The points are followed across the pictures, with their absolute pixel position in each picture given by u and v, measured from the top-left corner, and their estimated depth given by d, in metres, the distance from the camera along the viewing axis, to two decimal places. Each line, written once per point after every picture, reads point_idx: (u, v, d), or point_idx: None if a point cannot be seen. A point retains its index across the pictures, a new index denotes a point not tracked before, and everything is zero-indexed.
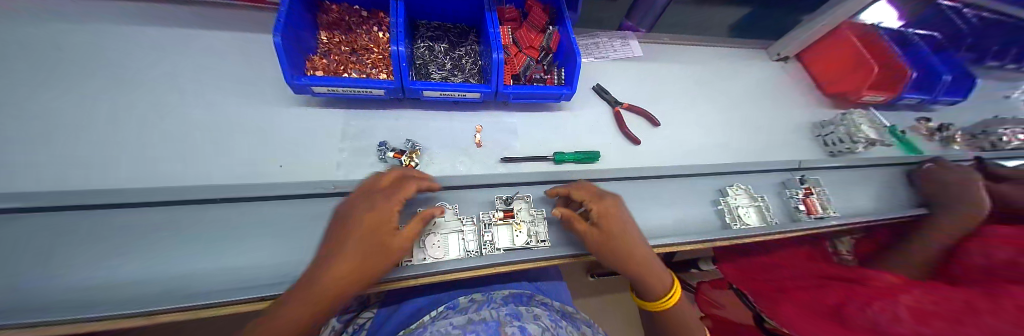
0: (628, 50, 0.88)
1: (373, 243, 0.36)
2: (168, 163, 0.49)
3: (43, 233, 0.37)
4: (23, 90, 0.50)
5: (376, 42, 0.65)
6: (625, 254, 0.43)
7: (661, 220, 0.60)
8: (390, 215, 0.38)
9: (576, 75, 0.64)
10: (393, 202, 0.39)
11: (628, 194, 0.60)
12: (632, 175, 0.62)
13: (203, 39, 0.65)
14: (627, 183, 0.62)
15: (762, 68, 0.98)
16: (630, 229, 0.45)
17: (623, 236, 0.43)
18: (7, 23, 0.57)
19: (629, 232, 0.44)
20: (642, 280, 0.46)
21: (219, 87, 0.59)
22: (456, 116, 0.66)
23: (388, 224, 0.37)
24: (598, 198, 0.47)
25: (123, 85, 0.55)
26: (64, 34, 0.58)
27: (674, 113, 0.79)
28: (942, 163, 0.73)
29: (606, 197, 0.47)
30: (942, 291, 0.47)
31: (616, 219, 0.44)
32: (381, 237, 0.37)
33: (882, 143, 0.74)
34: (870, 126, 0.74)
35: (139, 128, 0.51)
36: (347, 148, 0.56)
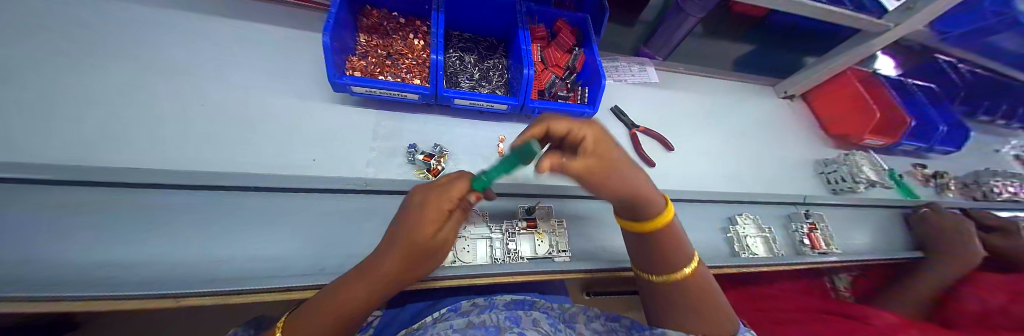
0: (645, 75, 0.91)
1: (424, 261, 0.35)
2: (200, 147, 0.50)
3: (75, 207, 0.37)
4: (66, 65, 0.51)
5: (411, 48, 0.68)
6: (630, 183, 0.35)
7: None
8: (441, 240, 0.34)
9: (599, 96, 0.66)
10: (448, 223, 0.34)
11: None
12: None
13: (241, 30, 0.67)
14: None
15: (769, 103, 1.02)
16: (634, 164, 0.37)
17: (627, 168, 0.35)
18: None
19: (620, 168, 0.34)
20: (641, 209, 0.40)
21: (256, 77, 0.61)
22: (481, 125, 0.68)
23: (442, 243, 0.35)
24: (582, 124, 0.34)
25: (163, 66, 0.57)
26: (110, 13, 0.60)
27: (687, 140, 0.82)
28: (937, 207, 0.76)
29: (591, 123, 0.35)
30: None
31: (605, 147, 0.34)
32: (432, 255, 0.36)
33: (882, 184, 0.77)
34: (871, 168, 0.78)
35: (174, 110, 0.52)
36: (376, 147, 0.57)
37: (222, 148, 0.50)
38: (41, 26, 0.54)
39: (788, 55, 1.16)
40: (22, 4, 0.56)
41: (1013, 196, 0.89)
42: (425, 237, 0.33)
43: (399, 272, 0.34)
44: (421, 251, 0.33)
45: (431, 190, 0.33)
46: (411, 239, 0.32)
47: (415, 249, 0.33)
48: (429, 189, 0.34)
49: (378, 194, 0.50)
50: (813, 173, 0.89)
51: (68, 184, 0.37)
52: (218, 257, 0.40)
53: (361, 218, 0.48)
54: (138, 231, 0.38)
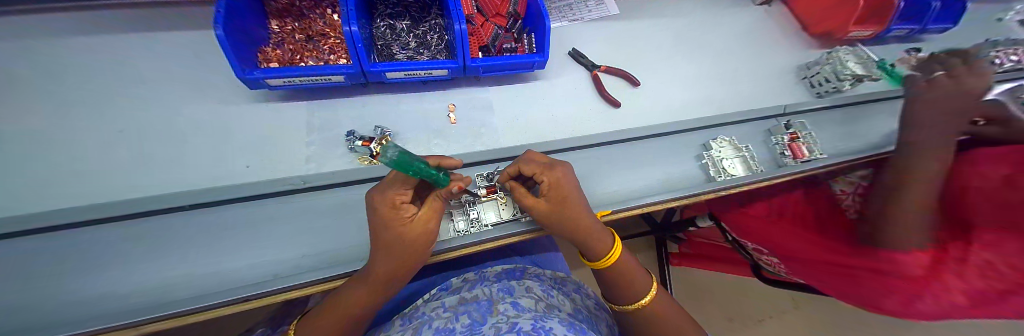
0: (604, 8, 0.83)
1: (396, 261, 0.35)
2: (124, 174, 0.46)
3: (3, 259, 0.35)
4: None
5: (332, 26, 0.62)
6: (574, 220, 0.40)
7: (645, 180, 0.59)
8: (413, 238, 0.35)
9: (546, 40, 0.60)
10: (415, 230, 0.35)
11: (609, 158, 0.59)
12: (613, 139, 0.60)
13: (134, 38, 0.59)
14: (610, 148, 0.61)
15: (744, 14, 0.93)
16: (583, 208, 0.42)
17: (572, 207, 0.40)
18: None
19: (576, 205, 0.41)
20: (592, 245, 0.43)
21: (169, 89, 0.55)
22: (426, 96, 0.63)
23: (412, 245, 0.35)
24: (548, 165, 0.42)
25: (47, 93, 0.50)
26: None
27: (655, 70, 0.76)
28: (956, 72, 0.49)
29: (557, 166, 0.42)
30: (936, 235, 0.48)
31: (565, 190, 0.40)
32: (403, 257, 0.35)
33: (871, 76, 0.71)
34: (857, 61, 0.71)
35: (78, 140, 0.47)
36: (315, 141, 0.54)
37: (149, 171, 0.47)
38: None
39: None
40: None
41: (1014, 64, 0.82)
42: (394, 234, 0.34)
43: (386, 272, 0.35)
44: (392, 247, 0.34)
45: (385, 194, 0.34)
46: (381, 238, 0.34)
47: (388, 245, 0.34)
48: (383, 191, 0.34)
49: (322, 188, 0.47)
50: (795, 81, 0.83)
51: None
52: (167, 280, 0.38)
53: (310, 215, 0.45)
54: (69, 273, 0.36)
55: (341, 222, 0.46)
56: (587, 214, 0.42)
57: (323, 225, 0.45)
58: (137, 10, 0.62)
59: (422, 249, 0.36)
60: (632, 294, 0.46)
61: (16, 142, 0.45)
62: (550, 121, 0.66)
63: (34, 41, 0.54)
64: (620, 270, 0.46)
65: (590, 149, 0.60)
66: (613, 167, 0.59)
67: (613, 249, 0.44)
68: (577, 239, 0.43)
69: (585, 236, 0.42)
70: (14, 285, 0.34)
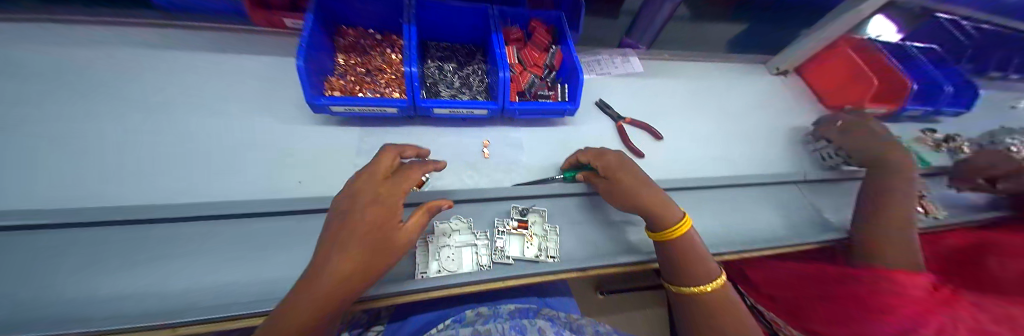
0: (629, 66, 0.90)
1: (369, 240, 0.35)
2: (185, 176, 0.50)
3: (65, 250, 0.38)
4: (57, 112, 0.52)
5: (390, 63, 0.68)
6: (622, 187, 0.50)
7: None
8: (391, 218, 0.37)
9: (579, 91, 0.66)
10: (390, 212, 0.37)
11: None
12: None
13: (217, 59, 0.67)
14: None
15: (761, 82, 1.01)
16: (634, 175, 0.51)
17: (621, 176, 0.51)
18: (40, 47, 0.60)
19: (625, 180, 0.50)
20: (655, 217, 0.48)
21: (238, 104, 0.61)
22: (463, 132, 0.68)
23: (381, 223, 0.36)
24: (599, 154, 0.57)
25: (138, 101, 0.57)
26: (89, 55, 0.61)
27: (677, 126, 0.81)
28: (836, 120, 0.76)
29: (607, 153, 0.56)
30: (982, 308, 0.42)
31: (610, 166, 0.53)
32: (375, 237, 0.35)
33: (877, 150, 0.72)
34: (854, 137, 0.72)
35: (151, 143, 0.53)
36: (360, 163, 0.58)
37: (207, 174, 0.51)
38: (27, 75, 0.56)
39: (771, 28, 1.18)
40: (10, 56, 0.57)
41: None
42: (381, 213, 0.36)
43: (352, 254, 0.33)
44: (384, 226, 0.36)
45: (373, 180, 0.39)
46: (372, 219, 0.36)
47: (375, 225, 0.35)
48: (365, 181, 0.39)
49: None
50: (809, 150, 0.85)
51: (58, 226, 0.38)
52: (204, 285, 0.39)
53: None
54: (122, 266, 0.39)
55: None
56: (651, 192, 0.49)
57: None
58: (221, 37, 0.71)
59: (387, 233, 0.36)
60: (700, 274, 0.47)
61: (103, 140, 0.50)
62: None
63: (147, 55, 0.64)
64: (690, 246, 0.47)
65: None
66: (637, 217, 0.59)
67: (679, 222, 0.47)
68: (638, 210, 0.49)
69: (644, 202, 0.48)
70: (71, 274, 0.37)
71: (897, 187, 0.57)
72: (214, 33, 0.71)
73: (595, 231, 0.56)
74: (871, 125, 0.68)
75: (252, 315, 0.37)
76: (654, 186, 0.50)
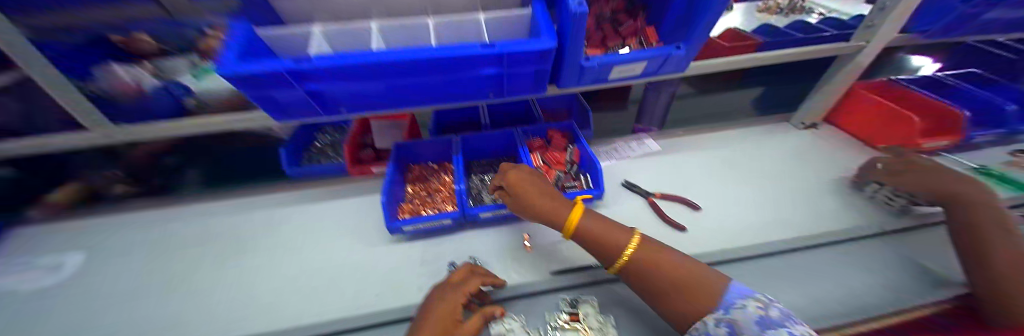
0: (646, 147, 1.00)
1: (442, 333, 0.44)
2: (300, 300, 0.64)
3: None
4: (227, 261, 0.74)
5: (444, 184, 0.85)
6: (524, 206, 0.61)
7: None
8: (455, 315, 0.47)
9: (600, 178, 0.75)
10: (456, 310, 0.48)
11: None
12: None
13: (317, 199, 0.90)
14: None
15: (788, 136, 1.02)
16: (528, 188, 0.61)
17: (519, 197, 0.61)
18: (218, 212, 0.88)
19: (525, 201, 0.60)
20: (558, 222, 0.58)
21: (335, 234, 0.79)
22: (506, 230, 0.78)
23: (451, 317, 0.46)
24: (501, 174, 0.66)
25: (274, 242, 0.78)
26: (244, 213, 0.87)
27: (713, 194, 0.82)
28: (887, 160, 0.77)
29: (504, 170, 0.65)
30: None
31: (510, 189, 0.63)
32: (446, 329, 0.45)
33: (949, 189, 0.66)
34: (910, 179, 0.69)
35: (280, 275, 0.70)
36: (425, 272, 0.68)
37: (314, 297, 0.64)
38: (211, 234, 0.82)
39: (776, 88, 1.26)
40: (202, 222, 0.85)
41: None
42: (447, 314, 0.46)
43: None
44: (448, 325, 0.45)
45: (445, 289, 0.51)
46: (440, 318, 0.46)
47: (443, 324, 0.45)
48: (441, 289, 0.51)
49: None
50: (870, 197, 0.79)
51: None
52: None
53: None
54: None
55: None
56: (544, 202, 0.59)
57: None
58: (314, 186, 0.93)
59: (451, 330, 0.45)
60: None
61: (253, 277, 0.70)
62: None
63: (276, 204, 0.89)
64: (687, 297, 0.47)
65: None
66: None
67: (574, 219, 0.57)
68: (546, 221, 0.60)
69: (543, 215, 0.59)
70: None
71: (981, 222, 0.57)
72: (310, 186, 0.94)
73: (647, 321, 0.55)
74: (925, 164, 0.69)
75: None
76: (545, 196, 0.60)
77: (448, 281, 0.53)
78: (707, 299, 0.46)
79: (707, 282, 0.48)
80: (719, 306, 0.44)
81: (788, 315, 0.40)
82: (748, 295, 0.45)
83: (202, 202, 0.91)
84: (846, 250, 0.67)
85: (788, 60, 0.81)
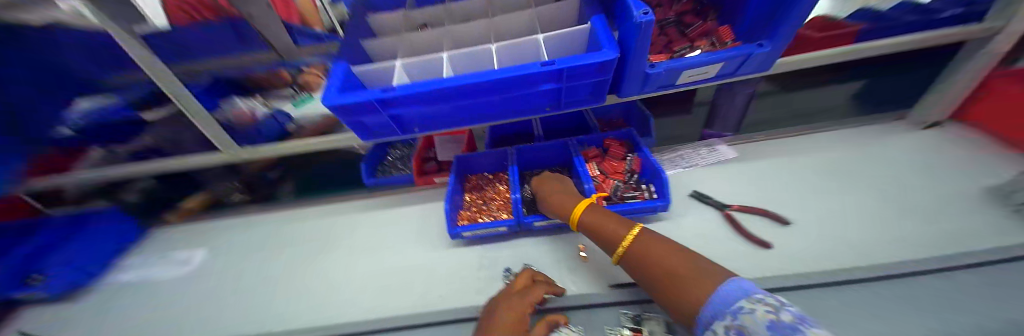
0: (719, 154, 0.90)
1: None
2: (377, 296, 0.73)
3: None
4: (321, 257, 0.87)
5: (499, 192, 0.87)
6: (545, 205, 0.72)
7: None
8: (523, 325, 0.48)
9: (665, 188, 0.70)
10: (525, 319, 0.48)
11: None
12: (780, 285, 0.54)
13: (387, 204, 1.00)
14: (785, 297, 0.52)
15: (904, 137, 0.85)
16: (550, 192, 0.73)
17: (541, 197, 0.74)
18: (312, 213, 1.05)
19: (548, 202, 0.71)
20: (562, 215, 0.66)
21: (403, 235, 0.87)
22: (561, 239, 0.76)
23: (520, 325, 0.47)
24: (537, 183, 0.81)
25: (355, 242, 0.89)
26: (331, 215, 1.02)
27: (808, 206, 0.71)
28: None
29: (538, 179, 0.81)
30: None
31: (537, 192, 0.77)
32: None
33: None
34: None
35: (360, 273, 0.80)
36: (482, 276, 0.71)
37: (388, 294, 0.72)
38: (308, 232, 0.97)
39: (884, 85, 1.07)
40: (301, 222, 1.02)
41: None
42: (514, 321, 0.47)
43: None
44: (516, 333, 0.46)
45: (509, 296, 0.53)
46: (508, 324, 0.46)
47: (511, 330, 0.46)
48: (507, 296, 0.53)
49: None
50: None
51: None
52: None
53: None
54: None
55: None
56: (564, 201, 0.67)
57: None
58: (385, 191, 1.04)
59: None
60: None
61: (341, 272, 0.81)
62: None
63: (357, 208, 1.03)
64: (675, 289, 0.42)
65: None
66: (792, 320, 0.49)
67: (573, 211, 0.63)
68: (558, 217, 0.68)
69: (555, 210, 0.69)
70: None
71: None
72: (381, 192, 1.05)
73: None
74: None
75: None
76: (560, 196, 0.70)
77: (511, 289, 0.55)
78: (693, 287, 0.39)
79: (710, 272, 0.40)
80: (711, 298, 0.36)
81: (806, 320, 0.26)
82: (749, 294, 0.33)
83: (300, 204, 1.09)
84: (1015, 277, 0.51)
85: (904, 46, 0.68)
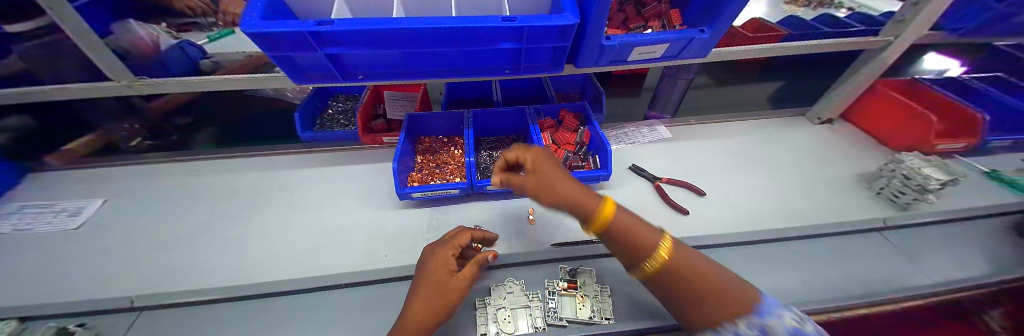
0: (657, 134, 1.00)
1: (439, 284, 0.46)
2: (311, 256, 0.67)
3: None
4: (244, 214, 0.77)
5: (453, 157, 0.85)
6: (548, 184, 0.47)
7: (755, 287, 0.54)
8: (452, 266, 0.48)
9: (609, 160, 0.75)
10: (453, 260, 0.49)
11: None
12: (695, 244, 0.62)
13: (329, 163, 0.91)
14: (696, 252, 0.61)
15: (798, 129, 1.02)
16: (552, 169, 0.49)
17: (539, 172, 0.48)
18: (237, 169, 0.92)
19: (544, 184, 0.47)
20: (580, 207, 0.44)
21: (346, 196, 0.82)
22: (512, 203, 0.79)
23: (445, 267, 0.48)
24: (523, 150, 0.54)
25: (289, 200, 0.81)
26: (262, 172, 0.91)
27: (720, 181, 0.83)
28: (896, 158, 0.74)
29: (527, 147, 0.54)
30: None
31: (533, 164, 0.50)
32: (443, 279, 0.46)
33: (954, 181, 0.65)
34: (930, 166, 0.68)
35: (292, 232, 0.73)
36: (431, 236, 0.70)
37: (325, 253, 0.67)
38: (231, 188, 0.86)
39: (790, 88, 1.27)
40: (223, 178, 0.89)
41: None
42: (443, 267, 0.48)
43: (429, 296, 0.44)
44: (444, 279, 0.46)
45: (438, 246, 0.52)
46: (434, 275, 0.47)
47: (437, 280, 0.46)
48: (434, 246, 0.53)
49: None
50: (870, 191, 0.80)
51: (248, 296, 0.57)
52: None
53: None
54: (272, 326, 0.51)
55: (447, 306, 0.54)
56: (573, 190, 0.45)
57: None
58: (328, 150, 0.95)
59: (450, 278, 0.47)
60: None
61: (269, 231, 0.73)
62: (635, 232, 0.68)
63: (293, 163, 0.93)
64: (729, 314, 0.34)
65: None
66: None
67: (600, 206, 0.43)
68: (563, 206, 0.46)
69: (565, 196, 0.45)
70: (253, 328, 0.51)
71: None
72: (322, 150, 0.96)
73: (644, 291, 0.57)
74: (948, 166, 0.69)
75: None
76: (574, 179, 0.48)
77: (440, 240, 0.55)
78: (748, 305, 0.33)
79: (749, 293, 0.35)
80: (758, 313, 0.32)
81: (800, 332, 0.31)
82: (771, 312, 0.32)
83: (225, 160, 0.96)
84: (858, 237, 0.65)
85: (813, 49, 0.79)
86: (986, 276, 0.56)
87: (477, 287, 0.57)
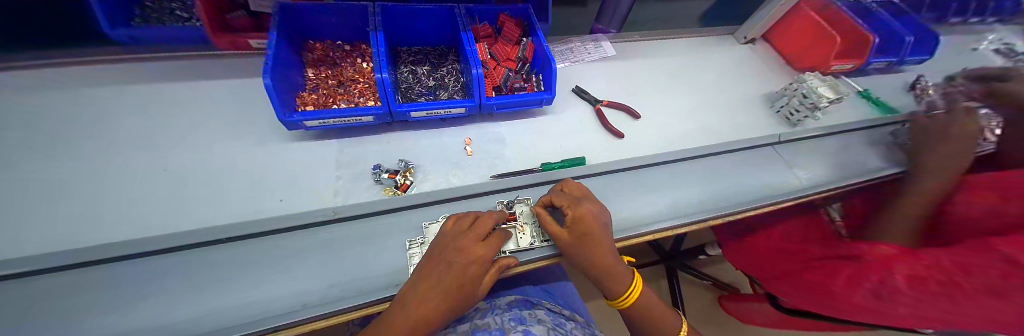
0: (602, 51, 0.92)
1: (455, 283, 0.38)
2: (164, 212, 0.48)
3: (17, 295, 0.33)
4: (11, 162, 0.50)
5: (361, 73, 0.68)
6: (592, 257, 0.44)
7: (672, 200, 0.59)
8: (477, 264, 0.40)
9: (553, 80, 0.66)
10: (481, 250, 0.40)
11: (632, 185, 0.59)
12: (634, 164, 0.62)
13: (184, 89, 0.67)
14: (633, 173, 0.61)
15: (728, 50, 1.04)
16: (606, 236, 0.45)
17: (592, 239, 0.43)
18: None
19: (599, 242, 0.44)
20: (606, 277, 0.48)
21: (210, 133, 0.60)
22: (442, 133, 0.69)
23: (471, 262, 0.39)
24: (575, 200, 0.45)
25: (111, 140, 0.56)
26: (46, 99, 0.59)
27: (655, 103, 0.83)
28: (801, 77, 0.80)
29: (585, 202, 0.45)
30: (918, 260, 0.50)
31: (588, 228, 0.43)
32: (461, 278, 0.38)
33: (838, 99, 0.75)
34: (823, 85, 0.76)
35: (126, 180, 0.51)
36: (343, 174, 0.58)
37: (184, 207, 0.49)
38: None
39: None
40: None
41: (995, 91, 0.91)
42: (465, 266, 0.39)
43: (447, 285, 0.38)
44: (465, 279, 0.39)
45: (463, 233, 0.41)
46: (451, 268, 0.38)
47: (457, 278, 0.38)
48: (456, 235, 0.41)
49: (349, 219, 0.46)
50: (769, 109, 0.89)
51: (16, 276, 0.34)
52: (177, 319, 0.35)
53: (336, 248, 0.43)
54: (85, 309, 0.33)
55: (369, 252, 0.44)
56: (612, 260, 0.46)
57: (346, 255, 0.43)
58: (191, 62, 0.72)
59: (472, 278, 0.39)
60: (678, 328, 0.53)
61: (76, 184, 0.49)
62: (573, 158, 0.66)
63: (106, 87, 0.63)
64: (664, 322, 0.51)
65: (607, 176, 0.60)
66: (634, 190, 0.59)
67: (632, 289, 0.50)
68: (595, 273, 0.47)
69: (603, 270, 0.46)
70: (41, 318, 0.32)
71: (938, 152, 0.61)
72: (176, 61, 0.72)
73: None
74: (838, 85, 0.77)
75: (315, 318, 0.36)
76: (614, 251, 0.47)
77: (460, 221, 0.43)
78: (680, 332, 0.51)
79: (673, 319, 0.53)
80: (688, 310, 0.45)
81: None
82: None
83: None
84: (763, 152, 0.72)
85: None
86: (846, 176, 0.69)
87: (406, 226, 0.48)
